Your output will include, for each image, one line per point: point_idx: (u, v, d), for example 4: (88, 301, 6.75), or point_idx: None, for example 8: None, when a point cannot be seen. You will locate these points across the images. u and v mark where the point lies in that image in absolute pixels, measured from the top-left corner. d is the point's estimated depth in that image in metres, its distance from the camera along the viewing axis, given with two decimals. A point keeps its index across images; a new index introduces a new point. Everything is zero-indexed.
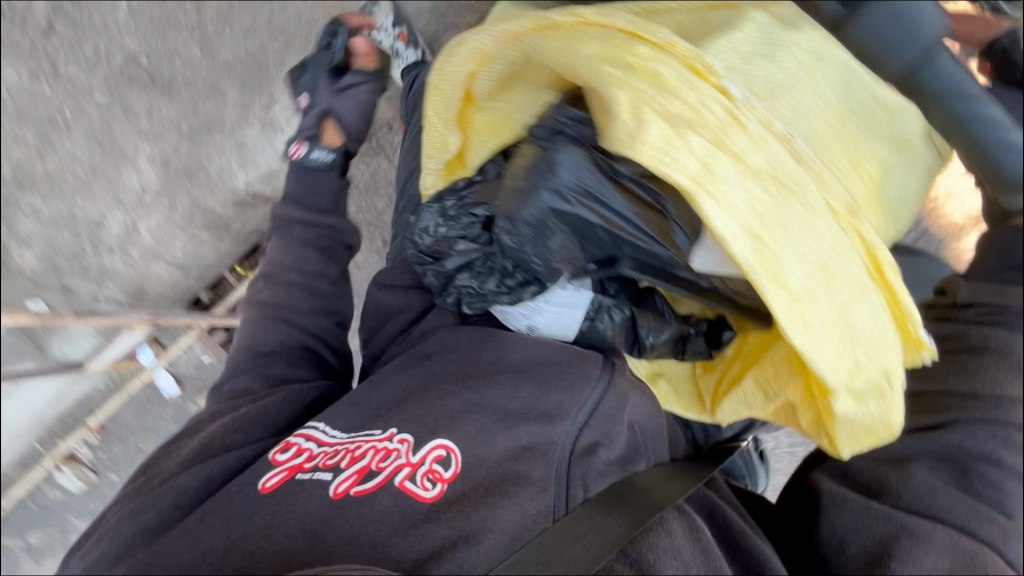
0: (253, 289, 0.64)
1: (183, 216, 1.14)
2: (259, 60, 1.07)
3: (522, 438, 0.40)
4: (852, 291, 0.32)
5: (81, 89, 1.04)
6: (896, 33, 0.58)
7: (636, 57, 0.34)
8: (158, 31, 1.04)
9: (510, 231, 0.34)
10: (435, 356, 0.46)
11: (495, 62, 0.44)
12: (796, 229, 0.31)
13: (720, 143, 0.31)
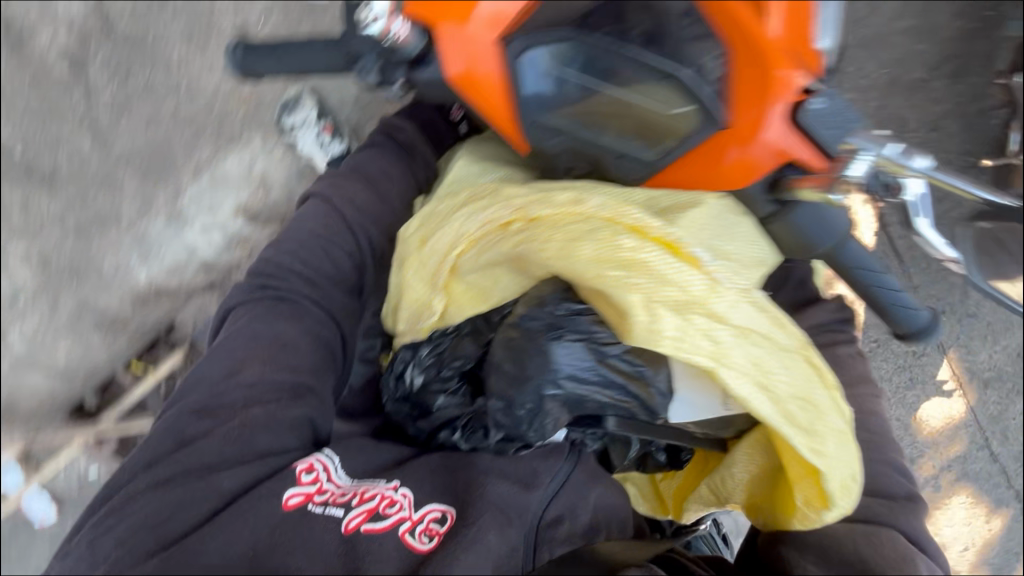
0: (348, 187, 0.50)
1: (67, 318, 1.01)
2: (164, 153, 0.98)
3: (498, 497, 0.38)
4: (836, 407, 0.30)
5: None
6: (806, 224, 0.36)
7: (627, 253, 0.31)
8: (37, 121, 0.94)
9: (506, 412, 0.38)
10: (411, 463, 0.42)
11: (487, 250, 0.36)
12: (783, 365, 0.30)
13: (717, 317, 0.30)
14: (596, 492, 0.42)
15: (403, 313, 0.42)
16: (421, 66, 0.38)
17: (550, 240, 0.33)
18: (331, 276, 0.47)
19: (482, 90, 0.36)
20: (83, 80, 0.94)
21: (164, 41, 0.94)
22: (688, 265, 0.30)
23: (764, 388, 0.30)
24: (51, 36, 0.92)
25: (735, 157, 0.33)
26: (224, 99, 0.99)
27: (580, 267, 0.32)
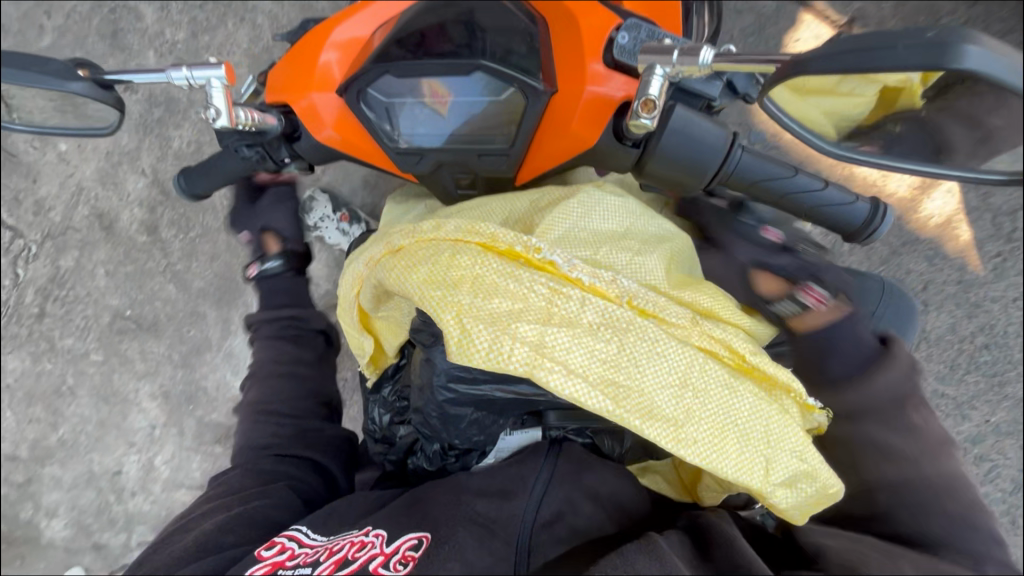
0: (248, 393, 0.74)
1: (192, 437, 1.27)
2: (231, 281, 1.21)
3: (485, 514, 0.52)
4: (719, 392, 0.41)
5: (77, 355, 1.26)
6: (687, 150, 0.52)
7: (459, 269, 0.41)
8: (135, 282, 1.22)
9: (426, 423, 0.53)
10: (424, 501, 0.55)
11: (366, 287, 0.47)
12: (647, 351, 0.39)
13: (547, 318, 0.39)
14: (570, 491, 0.56)
15: (344, 340, 0.55)
16: (296, 136, 0.62)
17: (402, 268, 0.43)
18: (258, 447, 0.70)
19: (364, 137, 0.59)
20: (157, 240, 1.20)
21: None
22: (518, 279, 0.40)
23: (622, 375, 0.39)
24: (130, 216, 1.20)
25: (572, 111, 0.54)
26: None
27: (412, 289, 0.42)
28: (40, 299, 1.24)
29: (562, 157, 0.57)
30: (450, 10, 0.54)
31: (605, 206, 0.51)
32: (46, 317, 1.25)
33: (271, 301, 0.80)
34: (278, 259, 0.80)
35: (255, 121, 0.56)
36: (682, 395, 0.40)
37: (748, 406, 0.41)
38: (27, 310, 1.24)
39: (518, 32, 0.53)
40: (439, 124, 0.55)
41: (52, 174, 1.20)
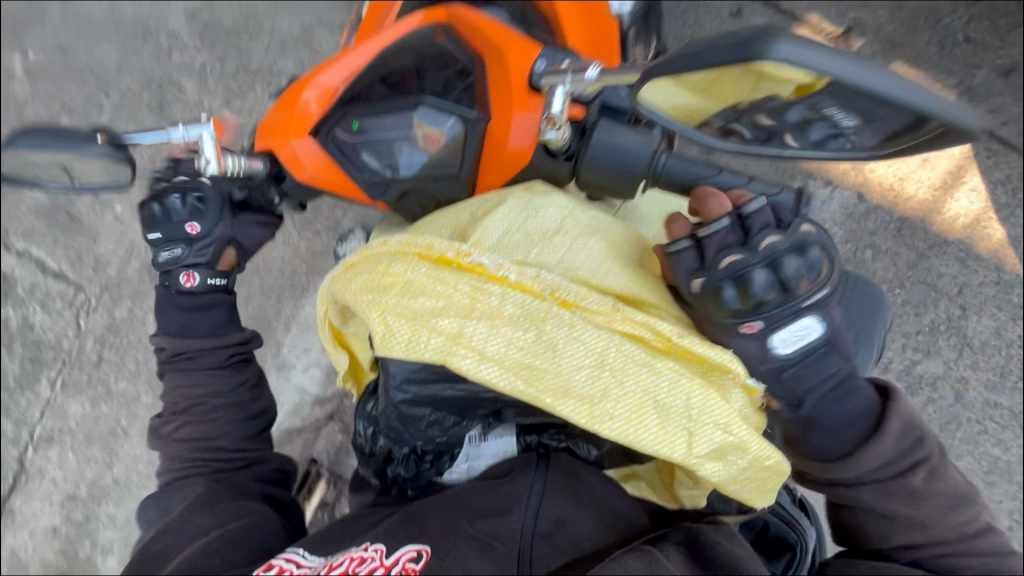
0: (180, 430, 0.84)
1: None
2: (264, 321, 1.30)
3: (485, 530, 0.59)
4: (634, 367, 0.51)
5: (129, 398, 1.36)
6: (615, 159, 0.63)
7: (393, 275, 0.54)
8: None
9: (391, 426, 0.65)
10: (426, 516, 0.62)
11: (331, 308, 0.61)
12: (565, 336, 0.51)
13: (465, 314, 0.51)
14: (558, 508, 0.61)
15: (326, 358, 0.68)
16: (280, 175, 0.70)
17: (356, 278, 0.56)
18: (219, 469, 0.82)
19: (341, 177, 0.64)
20: None
21: None
22: (446, 283, 0.52)
23: (535, 357, 0.51)
24: None
25: (507, 133, 0.62)
26: (290, 263, 1.30)
27: (351, 298, 0.56)
28: (98, 347, 1.36)
29: (508, 175, 0.64)
30: (408, 56, 0.62)
31: (555, 201, 0.57)
32: (104, 363, 1.36)
33: (202, 330, 0.84)
34: (223, 278, 0.84)
35: (243, 166, 0.66)
36: (597, 373, 0.51)
37: (668, 380, 0.51)
38: (86, 358, 1.36)
39: (457, 73, 0.62)
40: (418, 155, 0.59)
41: (109, 233, 1.33)
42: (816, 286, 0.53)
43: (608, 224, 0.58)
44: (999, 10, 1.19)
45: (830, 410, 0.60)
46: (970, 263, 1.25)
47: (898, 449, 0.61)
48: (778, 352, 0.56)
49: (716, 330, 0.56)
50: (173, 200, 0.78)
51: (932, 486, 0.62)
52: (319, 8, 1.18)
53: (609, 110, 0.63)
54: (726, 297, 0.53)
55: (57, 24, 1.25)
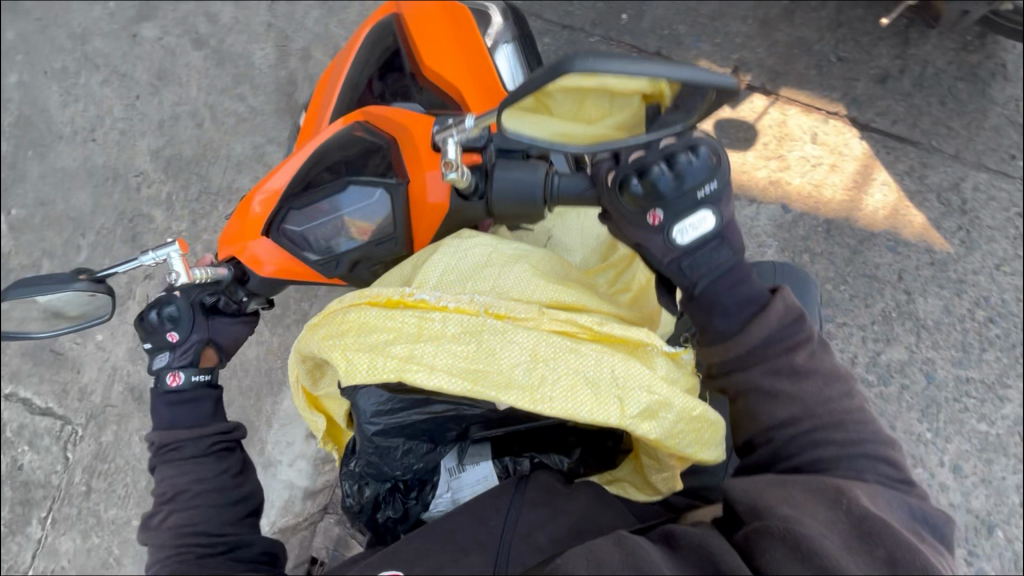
0: (162, 520, 0.80)
1: None
2: (247, 421, 1.34)
3: (464, 542, 0.67)
4: (564, 353, 0.58)
5: (121, 524, 1.36)
6: (517, 191, 0.68)
7: (350, 320, 0.61)
8: None
9: (369, 461, 0.78)
10: (412, 536, 0.70)
11: (299, 374, 0.70)
12: (501, 340, 0.58)
13: (417, 338, 0.59)
14: (530, 514, 0.70)
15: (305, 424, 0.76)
16: (246, 277, 0.80)
17: (320, 332, 0.64)
18: (196, 552, 0.77)
19: (299, 266, 0.77)
20: None
21: None
22: (396, 317, 0.60)
23: (480, 362, 0.58)
24: None
25: (425, 192, 0.74)
26: (265, 360, 1.35)
27: (317, 348, 0.63)
28: (86, 476, 1.37)
29: (434, 225, 0.77)
30: (341, 150, 0.74)
31: (478, 240, 0.71)
32: (94, 492, 1.37)
33: (186, 421, 0.86)
34: (207, 374, 0.88)
35: (209, 274, 0.76)
36: (535, 363, 0.57)
37: (596, 358, 0.58)
38: (75, 490, 1.37)
39: (378, 155, 0.75)
40: (358, 238, 0.73)
41: (91, 361, 1.38)
42: (706, 177, 0.61)
43: (528, 254, 0.71)
44: (859, 30, 1.35)
45: (725, 293, 0.66)
46: (902, 250, 1.32)
47: (779, 322, 0.66)
48: (678, 239, 0.64)
49: (629, 223, 0.64)
50: (150, 314, 0.85)
51: (812, 364, 0.66)
52: (267, 129, 1.33)
53: (504, 154, 0.69)
54: (632, 186, 0.61)
55: (36, 181, 1.39)
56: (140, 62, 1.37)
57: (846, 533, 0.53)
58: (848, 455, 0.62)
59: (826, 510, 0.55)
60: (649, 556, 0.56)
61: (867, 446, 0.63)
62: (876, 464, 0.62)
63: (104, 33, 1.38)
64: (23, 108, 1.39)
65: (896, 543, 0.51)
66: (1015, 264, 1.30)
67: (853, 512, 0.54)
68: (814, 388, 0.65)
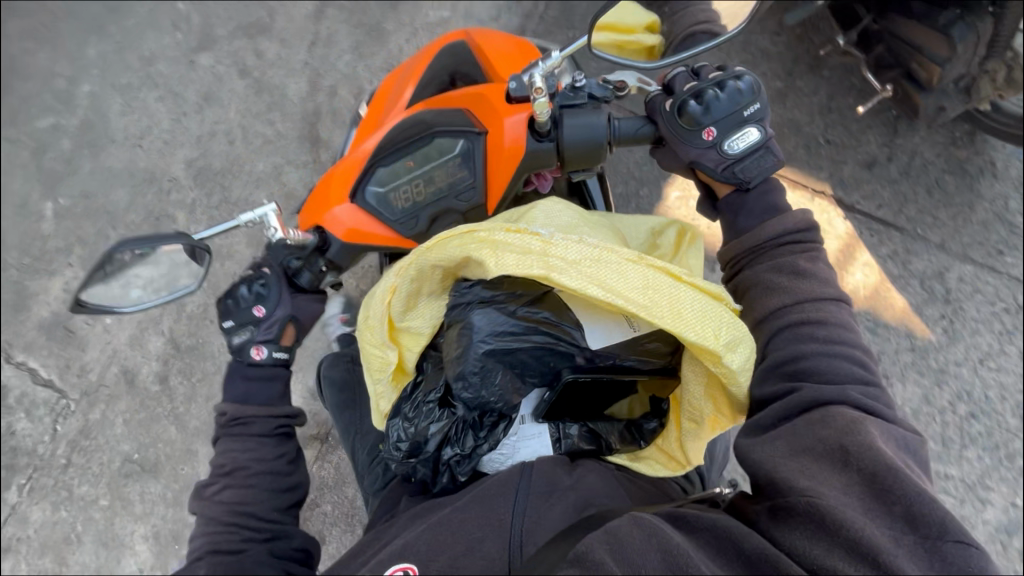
0: (217, 491, 0.85)
1: None
2: None
3: (474, 532, 0.75)
4: (666, 286, 0.73)
5: (89, 501, 1.42)
6: (584, 133, 0.83)
7: (485, 236, 0.78)
8: (144, 427, 1.43)
9: (468, 384, 0.83)
10: (432, 522, 0.78)
11: (401, 287, 0.84)
12: (616, 269, 0.74)
13: (548, 254, 0.74)
14: (540, 502, 0.78)
15: (371, 363, 0.87)
16: (326, 248, 0.91)
17: (456, 246, 0.80)
18: (245, 529, 0.83)
19: (371, 230, 0.90)
20: (166, 389, 1.43)
21: (208, 344, 1.44)
22: (525, 238, 0.76)
23: (600, 278, 0.73)
24: (148, 369, 1.45)
25: (502, 135, 0.86)
26: None
27: (455, 251, 0.80)
28: (68, 450, 1.45)
29: (512, 166, 0.88)
30: (418, 126, 0.90)
31: (559, 206, 0.90)
32: (71, 466, 1.44)
33: (258, 400, 0.91)
34: (287, 352, 0.93)
35: (299, 238, 0.88)
36: (643, 287, 0.73)
37: (689, 296, 0.73)
38: (56, 461, 1.45)
39: (451, 126, 0.89)
40: (423, 198, 0.88)
41: (96, 342, 1.49)
42: (750, 99, 0.76)
43: (601, 227, 0.91)
44: (849, 118, 1.40)
45: (750, 198, 0.82)
46: (881, 332, 1.30)
47: (794, 224, 0.79)
48: (730, 151, 0.78)
49: (679, 141, 0.79)
50: (242, 290, 0.90)
51: (813, 267, 0.77)
52: (287, 152, 1.47)
53: (568, 106, 0.84)
54: (689, 109, 0.77)
55: (85, 176, 1.56)
56: (192, 85, 1.56)
57: (864, 494, 0.58)
58: (826, 352, 0.72)
59: (836, 473, 0.61)
60: (668, 533, 0.64)
61: (851, 345, 0.73)
62: (851, 365, 0.72)
63: (168, 58, 1.58)
64: (88, 114, 1.60)
65: (915, 491, 0.57)
66: (1001, 360, 1.27)
67: (868, 464, 0.60)
68: (822, 291, 0.76)
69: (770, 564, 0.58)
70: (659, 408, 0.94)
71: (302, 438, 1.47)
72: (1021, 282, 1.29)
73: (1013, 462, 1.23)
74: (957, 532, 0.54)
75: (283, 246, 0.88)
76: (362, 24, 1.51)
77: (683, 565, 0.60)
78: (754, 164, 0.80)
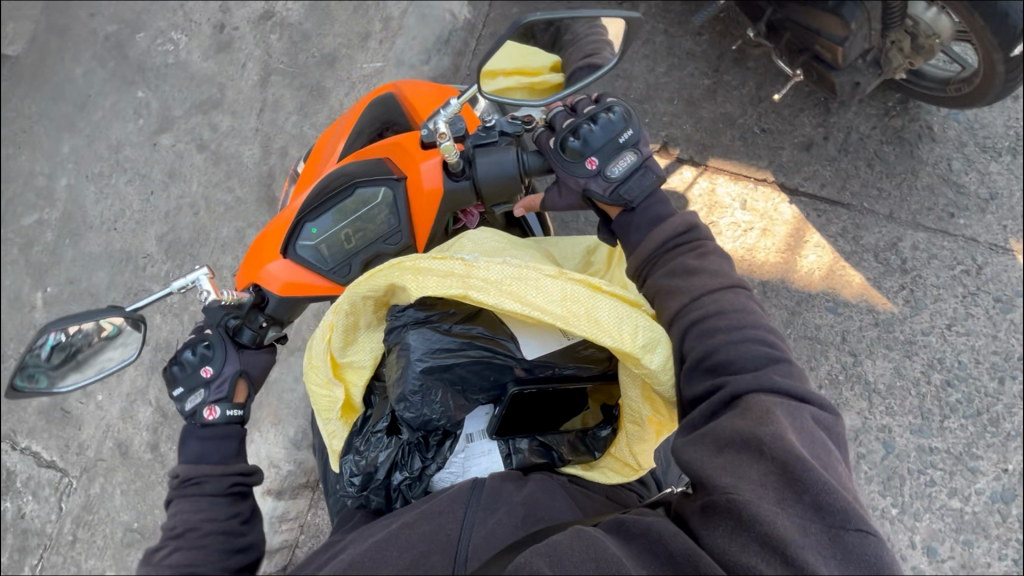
0: (166, 554, 0.82)
1: None
2: None
3: (422, 548, 0.68)
4: (584, 297, 0.73)
5: (96, 574, 1.47)
6: (496, 170, 0.85)
7: (406, 263, 0.77)
8: (141, 495, 1.48)
9: (410, 404, 0.85)
10: (375, 541, 0.69)
11: (339, 322, 0.84)
12: (534, 282, 0.73)
13: (467, 275, 0.74)
14: (491, 519, 0.73)
15: (319, 402, 0.89)
16: (264, 303, 0.92)
17: (378, 277, 0.79)
18: None
19: (306, 283, 0.89)
20: (158, 456, 1.49)
21: None
22: (448, 262, 0.76)
23: (518, 295, 0.73)
24: (140, 439, 1.51)
25: (421, 180, 0.88)
26: None
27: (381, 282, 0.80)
28: (73, 526, 1.51)
29: (433, 207, 0.89)
30: (337, 177, 0.90)
31: (480, 232, 0.91)
32: (78, 542, 1.50)
33: (213, 458, 0.90)
34: (241, 409, 0.93)
35: (236, 297, 0.88)
36: (562, 297, 0.73)
37: (607, 304, 0.72)
38: (64, 538, 1.51)
39: (370, 172, 0.89)
40: (350, 246, 0.88)
41: (91, 419, 1.55)
42: (623, 126, 0.79)
43: (525, 247, 0.93)
44: (781, 104, 1.41)
45: (638, 212, 0.81)
46: (842, 311, 1.29)
47: (679, 226, 0.79)
48: (612, 173, 0.79)
49: (567, 170, 0.81)
50: (186, 355, 0.91)
51: (702, 264, 0.75)
52: (248, 215, 1.55)
53: (479, 146, 0.86)
54: (569, 144, 0.79)
55: (69, 264, 1.66)
56: (156, 165, 1.65)
57: (778, 483, 0.55)
58: (733, 340, 0.68)
59: (752, 467, 0.56)
60: (606, 547, 0.58)
61: (760, 327, 0.69)
62: (757, 347, 0.67)
63: (133, 143, 1.69)
64: (67, 206, 1.70)
65: (822, 480, 0.54)
66: (969, 323, 1.24)
67: (774, 456, 0.56)
68: (717, 280, 0.73)
69: (692, 566, 0.55)
70: (611, 414, 0.91)
71: (292, 488, 1.50)
72: (976, 242, 1.28)
73: (998, 426, 1.20)
74: (856, 517, 0.53)
75: (219, 307, 0.89)
76: (305, 86, 1.60)
77: (617, 571, 0.55)
78: (640, 182, 0.80)
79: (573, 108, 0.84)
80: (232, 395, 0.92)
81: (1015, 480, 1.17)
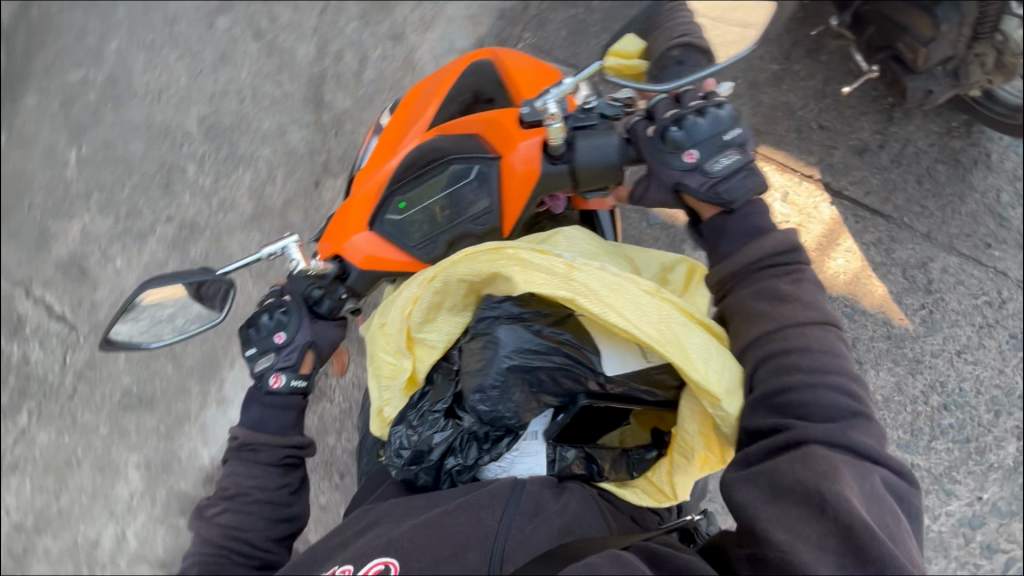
0: (217, 512, 0.87)
1: (162, 507, 1.47)
2: (213, 359, 1.50)
3: (460, 538, 0.68)
4: (681, 326, 0.71)
5: (89, 429, 1.52)
6: (596, 154, 0.85)
7: (509, 254, 0.78)
8: (145, 363, 1.52)
9: (485, 397, 0.80)
10: (412, 526, 0.70)
11: (422, 297, 0.83)
12: (633, 298, 0.72)
13: (569, 275, 0.74)
14: (532, 521, 0.71)
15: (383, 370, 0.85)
16: (345, 276, 0.92)
17: (477, 262, 0.80)
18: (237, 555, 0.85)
19: (388, 258, 0.91)
20: None
21: None
22: (549, 258, 0.75)
23: (615, 307, 0.72)
24: None
25: (515, 165, 0.88)
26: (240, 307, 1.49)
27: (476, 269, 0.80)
28: (74, 379, 1.56)
29: (524, 193, 0.90)
30: (427, 154, 0.89)
31: (576, 231, 0.88)
32: (77, 395, 1.55)
33: (271, 427, 0.92)
34: (305, 380, 0.93)
35: (321, 269, 0.90)
36: (658, 320, 0.71)
37: (701, 336, 0.71)
38: (63, 390, 1.56)
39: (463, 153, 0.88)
40: (437, 225, 0.88)
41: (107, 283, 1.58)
42: (729, 125, 0.77)
43: (618, 252, 0.90)
44: (844, 103, 1.39)
45: (734, 220, 0.79)
46: (858, 318, 1.29)
47: (774, 247, 0.76)
48: (713, 168, 0.77)
49: (662, 163, 0.79)
50: (263, 318, 0.91)
51: (798, 292, 0.73)
52: (293, 113, 1.55)
53: (580, 128, 0.86)
54: (670, 133, 0.77)
55: (108, 127, 1.66)
56: (210, 45, 1.64)
57: (839, 548, 0.56)
58: (813, 383, 0.67)
59: (814, 526, 0.58)
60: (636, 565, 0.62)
61: (844, 373, 0.69)
62: (839, 396, 0.67)
63: (190, 19, 1.67)
64: (113, 69, 1.70)
65: (885, 553, 0.55)
66: (979, 353, 1.26)
67: (836, 520, 0.57)
68: (807, 313, 0.72)
69: None
70: (662, 439, 0.85)
71: None
72: (1005, 277, 1.28)
73: (983, 456, 1.22)
74: None
75: (305, 277, 0.90)
76: None
77: None
78: (739, 185, 0.77)
79: (678, 98, 0.82)
80: (300, 368, 0.92)
81: (987, 508, 1.20)
